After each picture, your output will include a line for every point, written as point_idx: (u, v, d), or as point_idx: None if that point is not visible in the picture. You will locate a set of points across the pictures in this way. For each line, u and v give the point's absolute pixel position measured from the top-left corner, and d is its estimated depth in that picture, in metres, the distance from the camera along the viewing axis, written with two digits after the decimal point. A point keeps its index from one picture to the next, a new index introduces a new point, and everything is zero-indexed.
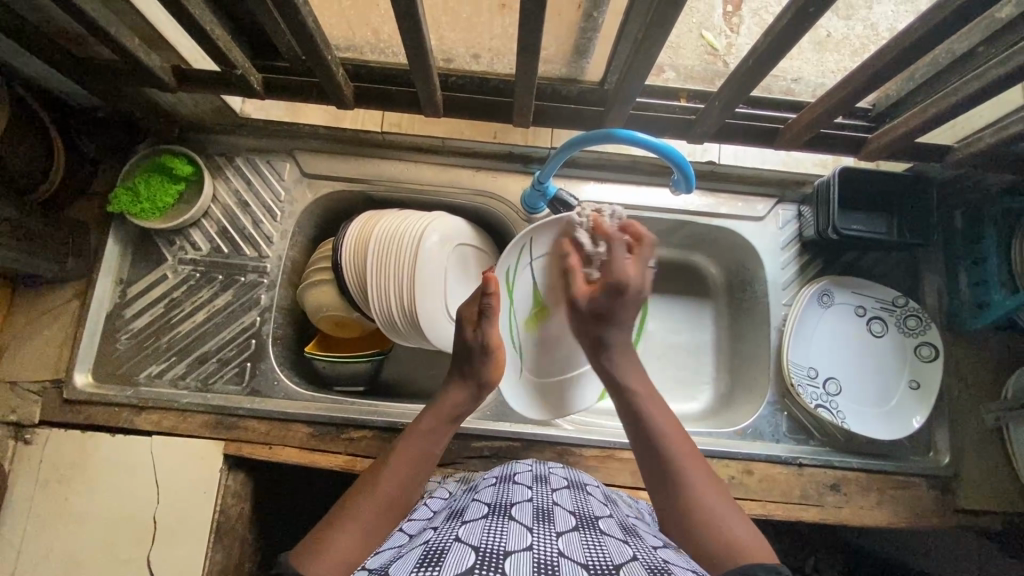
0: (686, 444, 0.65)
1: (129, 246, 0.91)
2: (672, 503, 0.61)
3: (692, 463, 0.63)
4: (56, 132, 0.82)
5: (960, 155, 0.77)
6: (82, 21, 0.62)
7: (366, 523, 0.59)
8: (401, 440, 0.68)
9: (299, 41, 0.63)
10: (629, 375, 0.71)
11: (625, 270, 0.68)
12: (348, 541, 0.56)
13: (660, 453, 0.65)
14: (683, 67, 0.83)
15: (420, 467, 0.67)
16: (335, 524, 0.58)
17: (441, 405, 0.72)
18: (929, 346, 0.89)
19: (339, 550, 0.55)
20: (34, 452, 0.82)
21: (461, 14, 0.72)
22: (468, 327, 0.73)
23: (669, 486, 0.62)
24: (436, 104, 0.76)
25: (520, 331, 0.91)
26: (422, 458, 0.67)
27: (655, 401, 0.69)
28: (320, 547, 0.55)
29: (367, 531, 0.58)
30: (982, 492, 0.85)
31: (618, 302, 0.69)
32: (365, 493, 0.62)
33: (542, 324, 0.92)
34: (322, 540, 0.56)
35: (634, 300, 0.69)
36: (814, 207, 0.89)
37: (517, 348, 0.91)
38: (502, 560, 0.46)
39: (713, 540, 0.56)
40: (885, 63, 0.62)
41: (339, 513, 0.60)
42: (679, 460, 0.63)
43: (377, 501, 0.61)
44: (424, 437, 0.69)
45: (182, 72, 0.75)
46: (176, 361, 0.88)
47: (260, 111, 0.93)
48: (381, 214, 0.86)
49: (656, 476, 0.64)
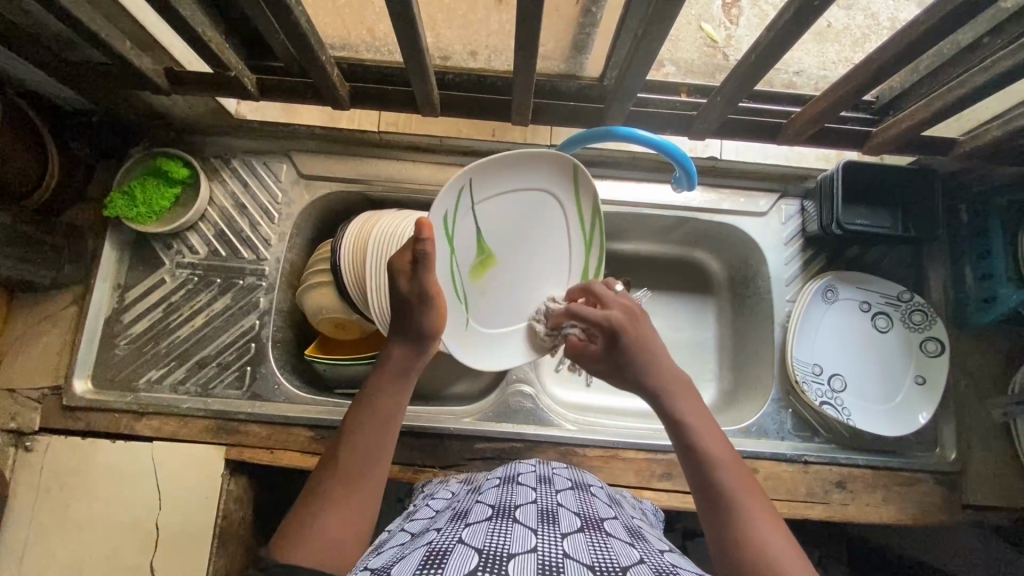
0: (740, 475, 0.58)
1: (125, 251, 0.90)
2: (727, 555, 0.53)
3: (746, 495, 0.56)
4: (50, 137, 0.81)
5: (965, 148, 0.76)
6: (72, 25, 0.61)
7: (343, 510, 0.57)
8: (357, 411, 0.64)
9: (293, 42, 0.62)
10: (681, 403, 0.63)
11: (605, 316, 0.68)
12: (328, 525, 0.55)
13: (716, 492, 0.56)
14: (683, 61, 0.82)
15: (387, 430, 0.63)
16: (306, 516, 0.56)
17: (391, 362, 0.66)
18: (934, 341, 0.88)
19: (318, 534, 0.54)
20: (34, 459, 0.82)
21: (457, 11, 0.71)
22: (402, 274, 0.63)
23: (717, 516, 0.55)
24: (434, 103, 0.76)
25: (465, 283, 0.73)
26: (385, 424, 0.63)
27: (710, 430, 0.61)
28: (296, 536, 0.54)
29: (344, 508, 0.57)
30: (989, 488, 0.84)
31: (620, 347, 0.67)
32: (333, 473, 0.59)
33: (490, 269, 0.75)
34: (300, 528, 0.55)
35: (638, 329, 0.67)
36: (817, 202, 0.88)
37: (463, 301, 0.73)
38: (506, 563, 0.45)
39: None
40: (890, 56, 0.61)
41: (306, 505, 0.57)
42: (734, 499, 0.55)
43: (349, 482, 0.59)
44: (384, 403, 0.64)
45: (174, 74, 0.74)
46: (175, 365, 0.87)
47: (256, 113, 0.92)
48: (380, 215, 0.85)
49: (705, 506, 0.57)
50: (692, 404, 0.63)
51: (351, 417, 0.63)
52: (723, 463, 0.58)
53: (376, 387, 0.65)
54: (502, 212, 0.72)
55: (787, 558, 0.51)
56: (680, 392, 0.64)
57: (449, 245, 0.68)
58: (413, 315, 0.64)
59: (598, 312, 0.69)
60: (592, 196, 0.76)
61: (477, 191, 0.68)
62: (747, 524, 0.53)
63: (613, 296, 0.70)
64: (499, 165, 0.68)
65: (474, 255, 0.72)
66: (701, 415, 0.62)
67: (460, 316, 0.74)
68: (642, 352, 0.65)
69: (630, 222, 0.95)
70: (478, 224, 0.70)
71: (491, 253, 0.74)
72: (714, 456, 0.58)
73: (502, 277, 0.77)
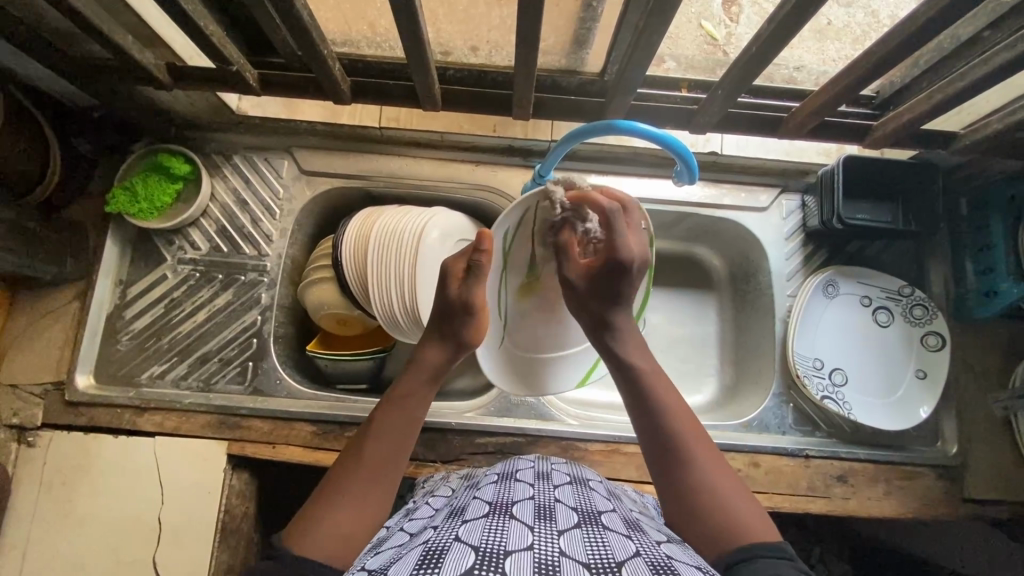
0: (689, 421, 0.63)
1: (127, 247, 0.90)
2: (678, 493, 0.59)
3: (696, 439, 0.62)
4: (52, 133, 0.82)
5: (966, 142, 0.76)
6: (75, 19, 0.61)
7: (360, 504, 0.57)
8: (382, 409, 0.65)
9: (295, 37, 0.62)
10: (636, 355, 0.68)
11: (630, 246, 0.66)
12: (342, 518, 0.55)
13: (667, 437, 0.62)
14: (683, 56, 0.82)
15: (407, 432, 0.64)
16: (324, 508, 0.56)
17: (421, 362, 0.68)
18: (935, 336, 0.88)
19: (333, 526, 0.54)
20: (37, 454, 0.82)
21: (457, 6, 0.71)
22: (451, 282, 0.69)
23: (669, 459, 0.61)
24: (434, 97, 0.75)
25: (507, 302, 0.80)
26: (406, 421, 0.64)
27: (663, 382, 0.66)
28: (311, 525, 0.54)
29: (360, 504, 0.57)
30: (989, 482, 0.84)
31: (623, 280, 0.67)
32: (352, 468, 0.60)
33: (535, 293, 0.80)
34: (317, 517, 0.55)
35: (637, 275, 0.68)
36: (818, 197, 0.88)
37: (503, 318, 0.80)
38: (502, 561, 0.45)
39: (709, 522, 0.56)
40: (890, 48, 0.61)
41: (324, 495, 0.58)
42: (686, 441, 0.61)
43: (366, 477, 0.59)
44: (405, 405, 0.65)
45: (176, 69, 0.74)
46: (177, 361, 0.87)
47: (258, 108, 0.92)
48: (382, 210, 0.86)
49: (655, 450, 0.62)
50: (646, 356, 0.69)
51: (377, 413, 0.65)
52: (674, 411, 0.63)
53: (402, 385, 0.66)
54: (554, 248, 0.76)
55: (734, 498, 0.57)
56: (634, 344, 0.69)
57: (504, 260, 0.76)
58: (457, 321, 0.69)
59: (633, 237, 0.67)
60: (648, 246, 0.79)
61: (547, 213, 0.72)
62: (692, 467, 0.59)
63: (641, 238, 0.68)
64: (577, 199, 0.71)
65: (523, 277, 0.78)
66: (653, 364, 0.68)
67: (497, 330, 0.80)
68: (617, 297, 0.68)
69: None
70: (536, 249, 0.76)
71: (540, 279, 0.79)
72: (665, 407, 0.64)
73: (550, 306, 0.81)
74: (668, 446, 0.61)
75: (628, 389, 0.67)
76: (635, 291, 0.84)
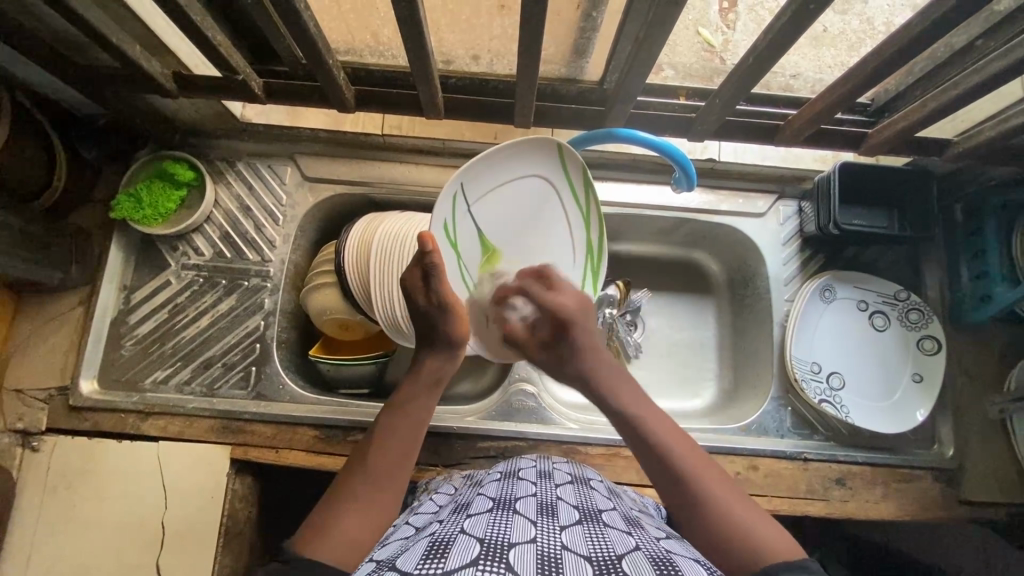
0: (696, 451, 0.59)
1: (131, 253, 0.91)
2: (701, 532, 0.54)
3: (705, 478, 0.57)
4: (58, 140, 0.83)
5: (960, 148, 0.77)
6: (84, 29, 0.62)
7: (370, 512, 0.56)
8: (389, 417, 0.64)
9: (301, 46, 0.64)
10: (635, 407, 0.63)
11: (558, 301, 0.68)
12: (354, 524, 0.54)
13: (676, 474, 0.57)
14: (681, 65, 0.84)
15: (415, 440, 0.63)
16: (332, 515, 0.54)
17: (423, 369, 0.67)
18: (931, 340, 0.89)
19: (345, 532, 0.53)
20: (41, 459, 0.82)
21: (460, 16, 0.72)
22: (419, 294, 0.67)
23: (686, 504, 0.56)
24: (437, 105, 0.77)
25: (478, 281, 0.72)
26: (415, 426, 0.64)
27: (656, 416, 0.62)
28: (323, 531, 0.53)
29: (371, 511, 0.56)
30: (986, 485, 0.85)
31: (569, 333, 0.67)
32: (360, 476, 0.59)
33: (501, 264, 0.72)
34: (326, 524, 0.53)
35: (586, 319, 0.69)
36: (815, 203, 0.89)
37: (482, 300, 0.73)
38: (507, 552, 0.46)
39: (735, 551, 0.51)
40: (884, 58, 0.63)
41: (335, 501, 0.56)
42: (698, 476, 0.56)
43: (373, 485, 0.58)
44: (411, 413, 0.64)
45: (182, 77, 0.75)
46: (181, 366, 0.88)
47: (262, 116, 0.93)
48: (385, 215, 0.87)
49: (669, 495, 0.57)
50: (639, 398, 0.64)
51: (383, 418, 0.64)
52: (678, 447, 0.59)
53: (407, 392, 0.66)
54: (494, 209, 0.71)
55: (755, 523, 0.53)
56: (627, 390, 0.65)
57: (454, 252, 0.70)
58: (445, 323, 0.66)
59: (556, 296, 0.69)
60: (580, 165, 0.72)
61: (473, 191, 0.69)
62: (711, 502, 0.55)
63: (566, 285, 0.70)
64: (488, 162, 0.68)
65: (479, 254, 0.71)
66: (646, 407, 0.63)
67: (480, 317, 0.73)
68: (573, 355, 0.67)
69: (631, 223, 0.96)
70: (484, 227, 0.71)
71: (499, 249, 0.72)
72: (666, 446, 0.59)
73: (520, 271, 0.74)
74: (681, 485, 0.57)
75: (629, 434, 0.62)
76: (589, 219, 0.76)
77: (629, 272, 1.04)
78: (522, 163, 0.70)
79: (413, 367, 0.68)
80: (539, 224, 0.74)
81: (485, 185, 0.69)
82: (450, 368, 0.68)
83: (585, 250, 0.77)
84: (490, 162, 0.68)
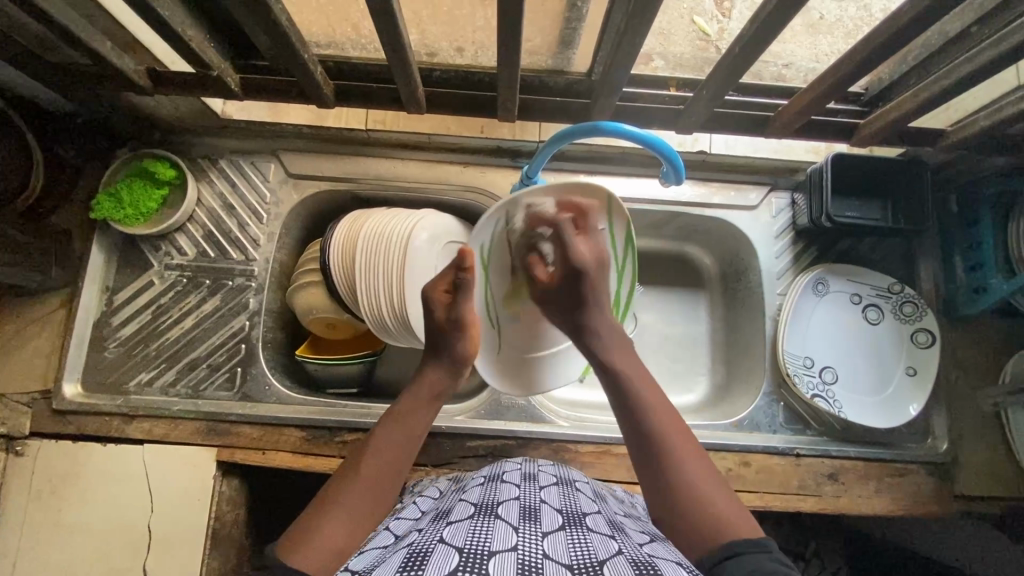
0: (673, 419, 0.60)
1: (113, 253, 0.89)
2: (661, 502, 0.56)
3: (681, 446, 0.58)
4: (35, 140, 0.81)
5: (954, 139, 0.75)
6: (51, 26, 0.60)
7: (355, 522, 0.55)
8: (382, 424, 0.62)
9: (275, 41, 0.62)
10: (617, 359, 0.65)
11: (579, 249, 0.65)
12: (336, 534, 0.53)
13: (651, 439, 0.58)
14: (672, 55, 0.81)
15: (407, 452, 0.61)
16: (316, 522, 0.54)
17: (424, 381, 0.66)
18: (925, 333, 0.88)
19: (326, 543, 0.52)
20: (26, 463, 0.81)
21: (441, 7, 0.71)
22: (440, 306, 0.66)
23: (655, 466, 0.57)
24: (419, 99, 0.75)
25: (497, 311, 0.74)
26: (411, 442, 0.62)
27: (645, 383, 0.63)
28: (304, 540, 0.52)
29: (355, 519, 0.55)
30: (979, 479, 0.84)
31: (581, 284, 0.66)
32: (347, 483, 0.57)
33: (522, 300, 0.75)
34: (306, 534, 0.52)
35: (599, 276, 0.66)
36: (807, 195, 0.88)
37: (496, 326, 0.76)
38: (486, 561, 0.45)
39: (691, 515, 0.54)
40: (875, 46, 0.61)
41: (323, 504, 0.55)
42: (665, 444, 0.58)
43: (359, 495, 0.57)
44: (404, 424, 0.62)
45: (156, 74, 0.73)
46: (166, 368, 0.87)
47: (242, 112, 0.92)
48: (369, 213, 0.85)
49: (640, 455, 0.59)
50: (629, 359, 0.65)
51: (377, 428, 0.62)
52: (657, 410, 0.60)
53: (404, 404, 0.64)
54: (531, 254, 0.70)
55: (715, 496, 0.54)
56: (615, 347, 0.66)
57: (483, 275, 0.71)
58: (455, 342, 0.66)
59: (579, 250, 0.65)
60: (625, 222, 0.69)
61: (515, 223, 0.68)
62: (670, 457, 0.57)
63: (596, 232, 0.67)
64: (536, 200, 0.67)
65: (506, 286, 0.73)
66: (636, 367, 0.64)
67: (491, 339, 0.76)
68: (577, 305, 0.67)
69: None
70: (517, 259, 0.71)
71: (523, 282, 0.74)
72: (644, 405, 0.61)
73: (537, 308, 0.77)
74: (649, 452, 0.58)
75: (612, 392, 0.63)
76: (622, 271, 0.77)
77: None
78: None
79: (417, 381, 0.66)
80: None
81: None
82: (452, 382, 0.67)
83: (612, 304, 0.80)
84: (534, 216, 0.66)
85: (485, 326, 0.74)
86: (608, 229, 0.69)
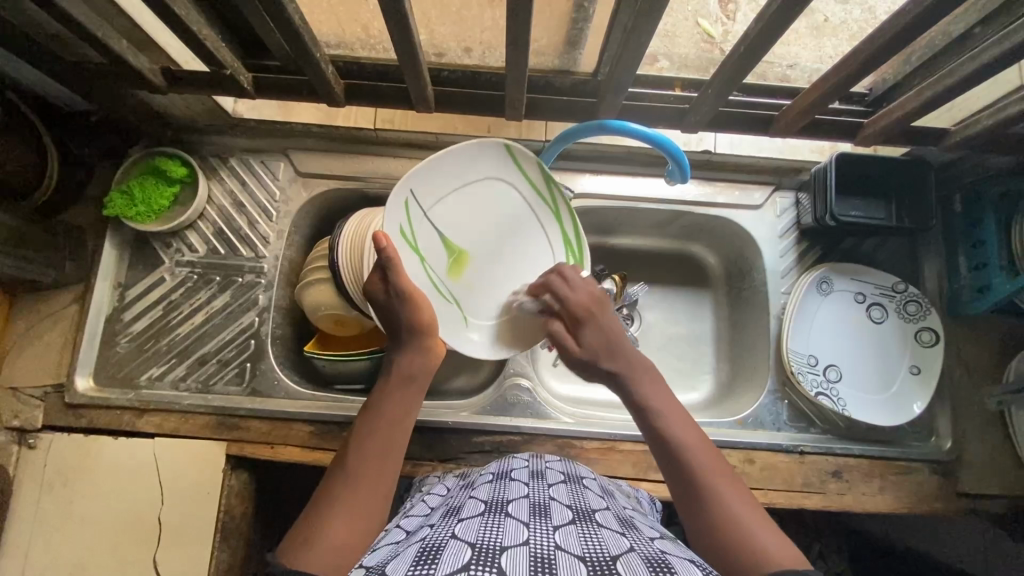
0: (710, 453, 0.59)
1: (125, 250, 0.90)
2: (700, 524, 0.54)
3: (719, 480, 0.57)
4: (50, 138, 0.82)
5: (958, 137, 0.76)
6: (69, 24, 0.61)
7: (355, 514, 0.55)
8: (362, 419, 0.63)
9: (288, 40, 0.63)
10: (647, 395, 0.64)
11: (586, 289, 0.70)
12: (336, 528, 0.53)
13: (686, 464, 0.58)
14: (677, 55, 0.82)
15: (394, 438, 0.62)
16: (314, 522, 0.54)
17: (398, 368, 0.67)
18: (929, 331, 0.88)
19: (328, 538, 0.52)
20: (37, 456, 0.83)
21: (450, 8, 0.72)
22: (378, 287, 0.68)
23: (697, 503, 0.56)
24: (427, 98, 0.76)
25: (446, 283, 0.75)
26: (399, 427, 0.63)
27: (675, 414, 0.62)
28: (306, 540, 0.52)
29: (354, 511, 0.55)
30: (984, 477, 0.85)
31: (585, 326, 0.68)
32: (338, 481, 0.58)
33: (468, 267, 0.76)
34: (307, 534, 0.53)
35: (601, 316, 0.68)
36: (811, 194, 0.88)
37: (453, 300, 0.75)
38: (498, 556, 0.46)
39: (732, 549, 0.52)
40: (879, 44, 0.62)
41: (323, 501, 0.56)
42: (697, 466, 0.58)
43: (353, 488, 0.57)
44: (383, 413, 0.63)
45: (171, 73, 0.74)
46: (176, 363, 0.88)
47: (253, 111, 0.92)
48: (377, 210, 0.86)
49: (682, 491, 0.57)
50: (660, 392, 0.64)
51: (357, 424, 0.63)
52: (691, 443, 0.60)
53: (381, 397, 0.65)
54: (455, 213, 0.74)
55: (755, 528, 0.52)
56: (646, 381, 0.65)
57: (416, 255, 0.72)
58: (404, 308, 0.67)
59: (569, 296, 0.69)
60: (533, 160, 0.76)
61: (424, 197, 0.72)
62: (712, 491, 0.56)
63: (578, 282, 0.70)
64: (432, 168, 0.71)
65: (445, 257, 0.74)
66: (665, 399, 0.63)
67: (456, 315, 0.75)
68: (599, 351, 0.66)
69: (626, 217, 0.96)
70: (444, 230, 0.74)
71: (465, 250, 0.76)
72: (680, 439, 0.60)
73: (486, 270, 0.77)
74: (682, 473, 0.58)
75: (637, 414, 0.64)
76: (559, 214, 0.79)
77: (628, 266, 1.03)
78: (478, 165, 0.75)
79: (392, 372, 0.67)
80: (509, 227, 0.77)
81: (443, 190, 0.73)
82: (423, 358, 0.68)
83: (565, 246, 0.79)
84: (444, 169, 0.72)
85: (445, 303, 0.75)
86: (521, 176, 0.77)
